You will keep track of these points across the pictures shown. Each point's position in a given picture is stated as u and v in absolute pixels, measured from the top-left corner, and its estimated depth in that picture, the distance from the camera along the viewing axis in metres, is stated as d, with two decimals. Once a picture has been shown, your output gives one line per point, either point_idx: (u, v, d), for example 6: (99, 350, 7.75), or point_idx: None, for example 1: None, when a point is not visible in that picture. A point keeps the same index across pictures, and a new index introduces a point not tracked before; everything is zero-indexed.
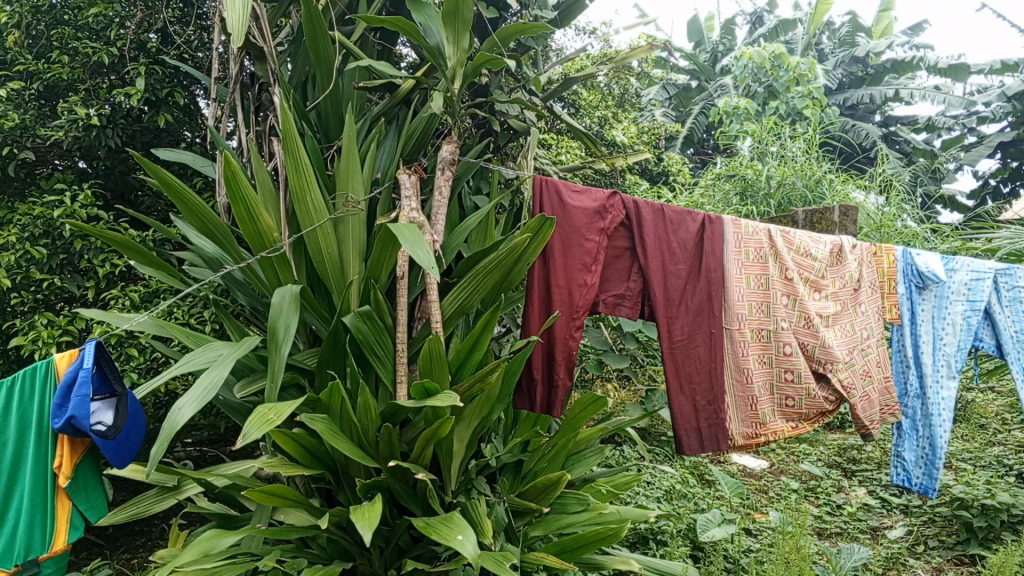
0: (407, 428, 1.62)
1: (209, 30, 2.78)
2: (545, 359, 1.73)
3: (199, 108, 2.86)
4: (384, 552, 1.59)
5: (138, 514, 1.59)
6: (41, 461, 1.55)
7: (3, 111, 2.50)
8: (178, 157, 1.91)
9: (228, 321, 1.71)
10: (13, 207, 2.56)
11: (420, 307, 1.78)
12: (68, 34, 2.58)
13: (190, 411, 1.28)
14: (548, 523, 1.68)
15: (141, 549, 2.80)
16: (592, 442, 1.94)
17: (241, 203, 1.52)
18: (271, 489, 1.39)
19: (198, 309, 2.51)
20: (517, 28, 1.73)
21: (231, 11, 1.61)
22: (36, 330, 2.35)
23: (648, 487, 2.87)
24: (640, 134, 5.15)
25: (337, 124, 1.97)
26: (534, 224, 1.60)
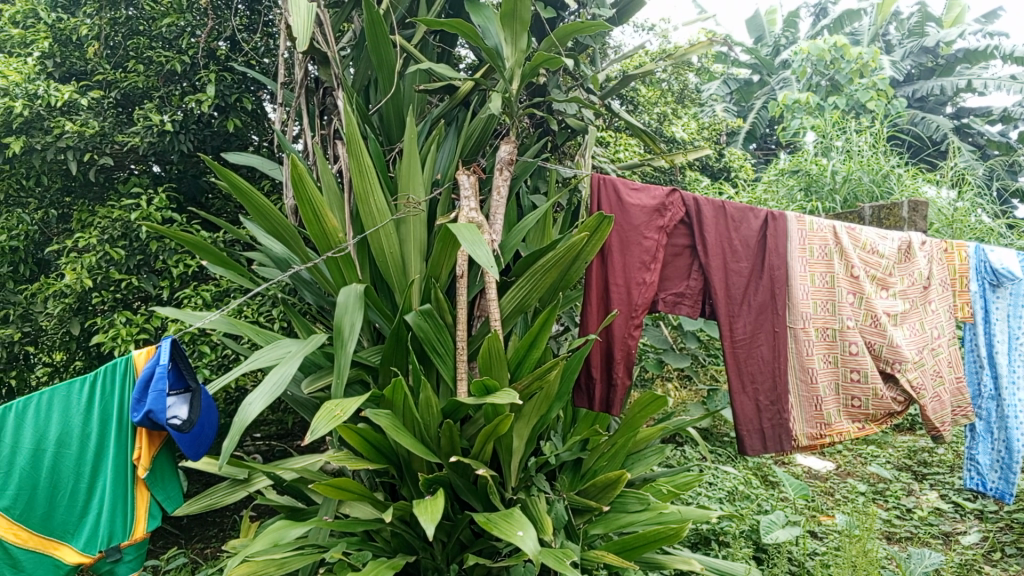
0: (467, 424, 1.64)
1: (275, 37, 2.87)
2: (604, 357, 1.73)
3: (265, 113, 2.95)
4: (447, 546, 1.62)
5: (211, 505, 1.67)
6: (121, 452, 1.62)
7: (85, 118, 2.56)
8: (246, 161, 1.96)
9: (296, 319, 1.76)
10: (94, 211, 2.68)
11: (480, 306, 1.80)
12: (143, 44, 2.69)
13: (260, 406, 1.32)
14: (608, 521, 1.68)
15: (213, 539, 2.90)
16: (652, 442, 1.92)
17: (307, 205, 1.56)
18: (338, 482, 1.42)
19: (267, 307, 2.58)
20: (574, 28, 1.73)
21: (296, 18, 1.66)
22: (116, 328, 2.45)
23: (710, 487, 2.83)
24: (701, 130, 5.08)
25: (398, 126, 2.01)
26: (592, 222, 1.60)
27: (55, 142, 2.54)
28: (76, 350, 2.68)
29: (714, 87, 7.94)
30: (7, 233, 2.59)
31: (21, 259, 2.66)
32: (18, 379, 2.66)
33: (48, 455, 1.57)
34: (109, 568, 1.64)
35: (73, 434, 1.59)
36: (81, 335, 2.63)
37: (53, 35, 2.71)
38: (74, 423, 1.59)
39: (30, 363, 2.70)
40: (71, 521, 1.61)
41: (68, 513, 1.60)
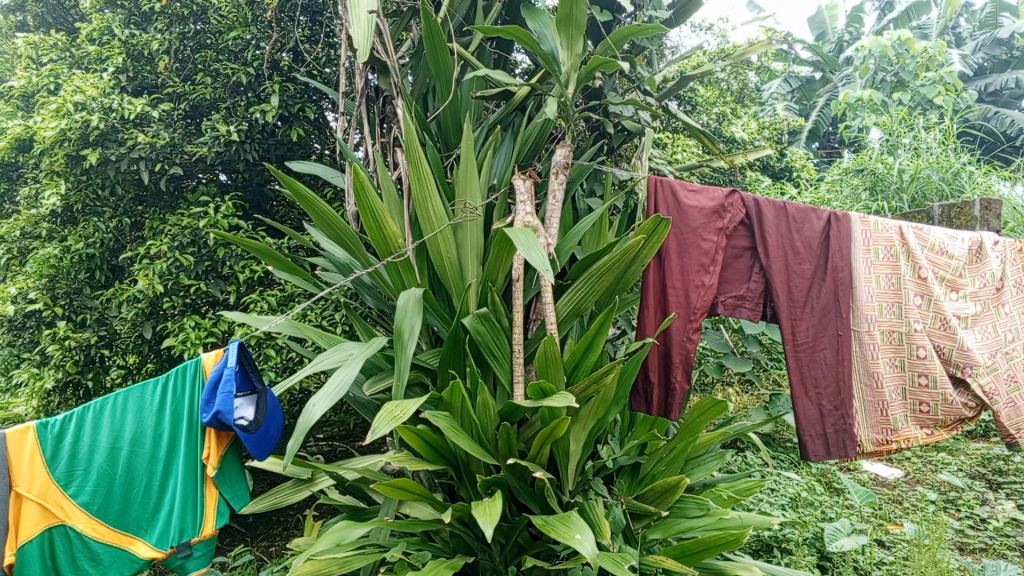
0: (524, 427, 1.64)
1: (336, 47, 2.94)
2: (662, 361, 1.72)
3: (327, 121, 3.02)
4: (505, 548, 1.63)
5: (276, 503, 1.71)
6: (191, 451, 1.68)
7: (156, 130, 2.66)
8: (310, 169, 2.02)
9: (358, 323, 1.80)
10: (165, 219, 2.78)
11: (536, 309, 1.80)
12: (210, 57, 2.79)
13: (324, 407, 1.35)
14: (668, 526, 1.66)
15: (278, 538, 2.97)
16: (712, 447, 1.90)
17: (368, 211, 1.59)
18: (399, 482, 1.45)
19: (330, 311, 2.64)
20: (630, 30, 1.72)
21: (356, 28, 1.70)
22: (185, 332, 2.54)
23: (772, 494, 2.78)
24: (761, 129, 5.00)
25: (455, 133, 2.04)
26: (649, 225, 1.59)
27: (128, 153, 2.64)
28: (148, 353, 2.79)
29: (775, 85, 7.79)
30: (84, 241, 2.69)
31: (97, 266, 2.76)
32: (94, 380, 2.74)
33: (123, 453, 1.63)
34: (180, 563, 1.70)
35: (147, 435, 1.64)
36: (152, 338, 2.73)
37: (126, 51, 2.82)
38: (147, 424, 1.65)
39: (105, 366, 2.77)
40: (145, 517, 1.66)
41: (141, 510, 1.66)
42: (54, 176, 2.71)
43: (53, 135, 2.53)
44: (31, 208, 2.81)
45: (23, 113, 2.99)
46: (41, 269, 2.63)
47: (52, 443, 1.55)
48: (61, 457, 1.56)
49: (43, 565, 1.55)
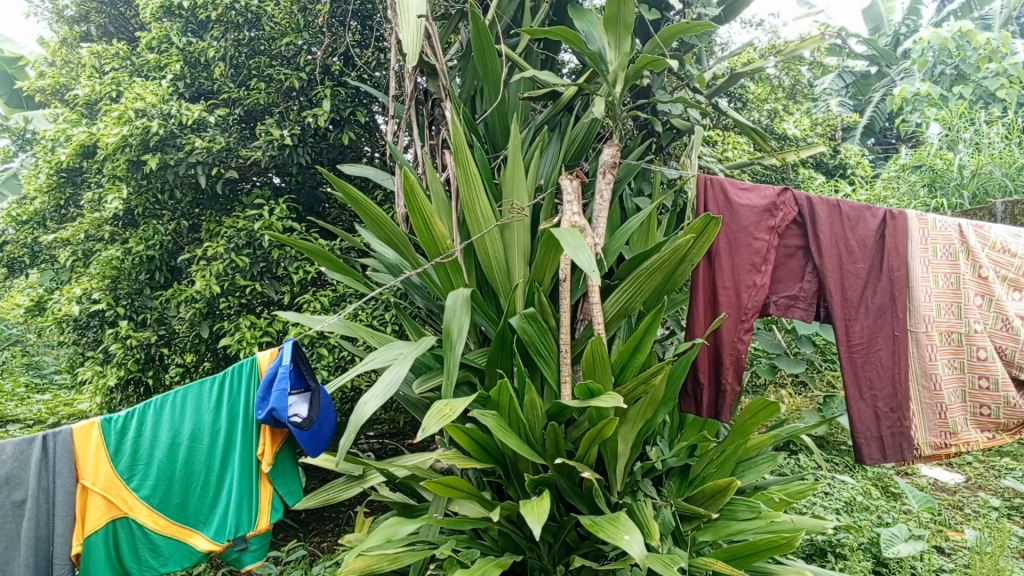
0: (572, 427, 1.64)
1: (386, 51, 2.98)
2: (712, 363, 1.70)
3: (377, 124, 3.05)
4: (553, 547, 1.63)
5: (328, 499, 1.75)
6: (246, 448, 1.72)
7: (213, 135, 2.73)
8: (361, 172, 2.06)
9: (407, 323, 1.83)
10: (221, 221, 2.85)
11: (583, 310, 1.80)
12: (264, 63, 2.85)
13: (375, 405, 1.37)
14: (718, 528, 1.64)
15: (330, 534, 3.02)
16: (764, 449, 1.87)
17: (417, 213, 1.61)
18: (448, 480, 1.46)
19: (380, 311, 2.67)
20: (679, 29, 1.71)
21: (406, 33, 1.72)
22: (241, 331, 2.60)
23: (826, 497, 2.73)
24: (815, 126, 4.90)
25: (503, 134, 2.05)
26: (698, 224, 1.58)
27: (186, 157, 2.71)
28: (205, 352, 2.85)
29: (828, 81, 7.63)
30: (144, 243, 2.77)
31: (157, 267, 2.84)
32: (154, 378, 2.83)
33: (182, 448, 1.68)
34: (236, 556, 1.73)
35: (205, 430, 1.70)
36: (209, 337, 2.80)
37: (184, 58, 2.90)
38: (205, 419, 1.70)
39: (165, 365, 2.86)
40: (203, 510, 1.70)
41: (200, 503, 1.70)
42: (116, 180, 2.80)
43: (116, 142, 2.61)
44: (95, 211, 2.88)
45: (87, 120, 3.09)
46: (105, 270, 2.71)
47: (116, 438, 1.61)
48: (124, 452, 1.61)
49: (108, 555, 1.59)
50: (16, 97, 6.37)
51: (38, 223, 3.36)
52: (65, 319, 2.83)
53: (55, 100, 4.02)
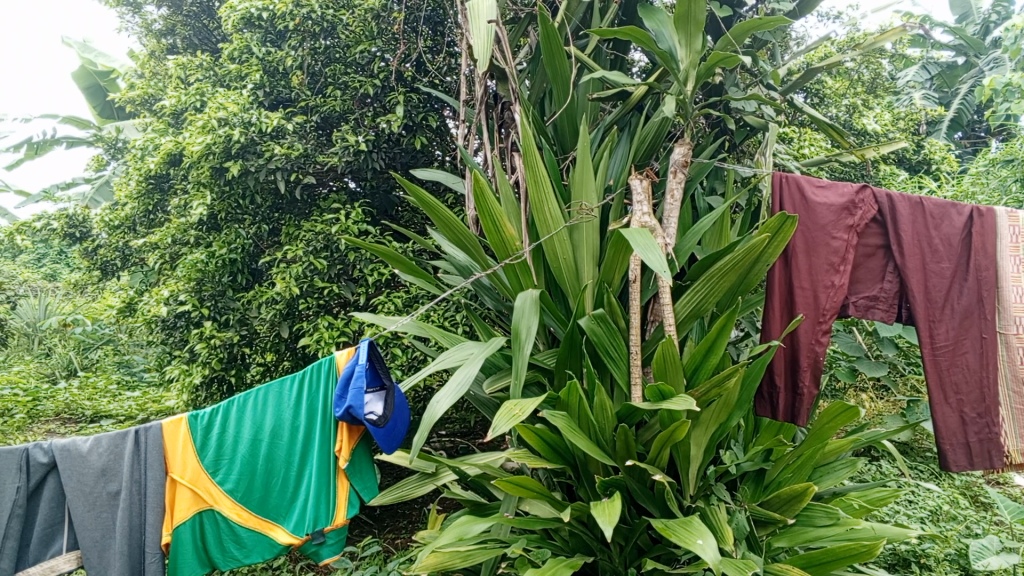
0: (643, 429, 1.63)
1: (457, 56, 3.02)
2: (789, 365, 1.66)
3: (448, 129, 3.09)
4: (624, 550, 1.62)
5: (402, 496, 1.79)
6: (325, 444, 1.78)
7: (291, 142, 2.82)
8: (433, 176, 2.11)
9: (478, 324, 1.86)
10: (300, 225, 2.93)
11: (653, 311, 1.79)
12: (339, 71, 2.92)
13: (446, 404, 1.40)
14: (794, 534, 1.60)
15: (404, 530, 3.07)
16: (843, 454, 1.81)
17: (487, 215, 1.64)
18: (519, 480, 1.47)
19: (451, 313, 2.66)
20: (752, 24, 1.67)
21: (476, 38, 1.74)
22: (319, 332, 2.67)
23: (909, 506, 2.63)
24: (897, 120, 4.73)
25: (572, 135, 2.05)
26: (773, 223, 1.54)
27: (266, 164, 2.80)
28: (284, 352, 2.92)
29: (911, 73, 7.36)
30: (227, 247, 2.88)
31: (239, 270, 2.94)
32: (237, 376, 2.93)
33: (264, 444, 1.74)
34: (315, 550, 1.78)
35: (285, 426, 1.76)
36: (288, 337, 2.88)
37: (263, 67, 3.00)
38: (285, 415, 1.76)
39: (246, 364, 2.96)
40: (283, 505, 1.76)
41: (280, 497, 1.76)
42: (201, 187, 2.92)
43: (200, 150, 2.73)
44: (181, 217, 3.02)
45: (173, 130, 3.24)
46: (190, 273, 2.85)
47: (202, 433, 1.68)
48: (210, 446, 1.68)
49: (195, 547, 1.66)
50: (109, 109, 6.70)
51: (128, 228, 3.53)
52: (154, 319, 2.97)
53: (144, 110, 4.22)
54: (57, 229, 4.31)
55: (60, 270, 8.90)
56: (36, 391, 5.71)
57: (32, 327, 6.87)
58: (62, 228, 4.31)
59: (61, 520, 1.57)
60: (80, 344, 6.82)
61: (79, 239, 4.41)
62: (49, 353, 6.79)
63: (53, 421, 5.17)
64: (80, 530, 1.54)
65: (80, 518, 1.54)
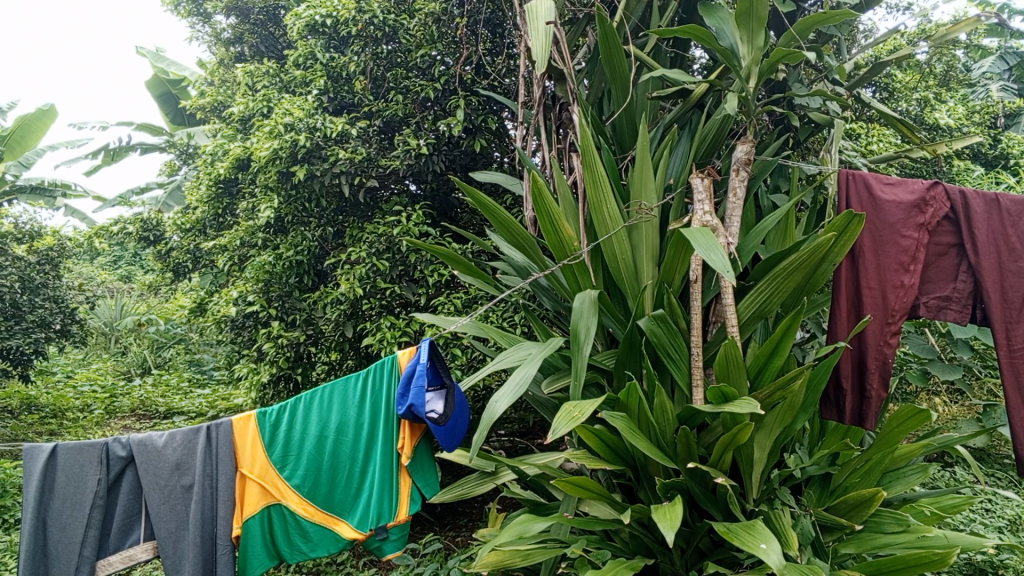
0: (705, 432, 1.61)
1: (516, 58, 3.03)
2: (856, 366, 1.62)
3: (507, 130, 3.11)
4: (685, 553, 1.61)
5: (462, 494, 1.81)
6: (388, 440, 1.81)
7: (355, 146, 2.87)
8: (491, 178, 2.13)
9: (537, 324, 1.88)
10: (363, 228, 2.98)
11: (715, 312, 1.76)
12: (401, 75, 2.97)
13: (505, 404, 1.42)
14: (862, 541, 1.55)
15: (464, 528, 3.10)
16: (914, 459, 1.75)
17: (545, 215, 1.66)
18: (578, 480, 1.48)
19: (509, 314, 2.65)
20: (817, 19, 1.64)
21: (536, 41, 1.76)
22: (382, 332, 2.71)
23: (986, 515, 2.52)
24: (972, 114, 4.55)
25: (631, 135, 2.04)
26: (839, 222, 1.51)
27: (331, 168, 2.86)
28: (348, 350, 2.97)
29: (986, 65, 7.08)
30: (294, 249, 2.96)
31: (305, 271, 3.02)
32: (303, 375, 3.00)
33: (330, 441, 1.78)
34: (378, 545, 1.81)
35: (350, 423, 1.80)
36: (353, 337, 2.94)
37: (328, 73, 3.07)
38: (350, 413, 1.80)
39: (312, 362, 3.03)
40: (348, 500, 1.79)
41: (345, 493, 1.79)
42: (269, 191, 3.00)
43: (268, 155, 2.81)
44: (250, 220, 3.12)
45: (242, 136, 3.35)
46: (259, 274, 2.94)
47: (270, 430, 1.72)
48: (278, 442, 1.73)
49: (264, 539, 1.71)
50: (180, 116, 6.94)
51: (199, 231, 3.66)
52: (224, 319, 3.08)
53: (214, 117, 4.36)
54: (133, 233, 4.49)
55: (135, 272, 9.24)
56: (113, 388, 5.97)
57: (110, 326, 7.16)
58: (137, 232, 4.48)
59: (139, 511, 1.64)
60: (153, 343, 7.07)
61: (153, 242, 4.57)
62: (125, 351, 7.08)
63: (129, 417, 5.39)
64: (156, 521, 1.61)
65: (156, 509, 1.61)
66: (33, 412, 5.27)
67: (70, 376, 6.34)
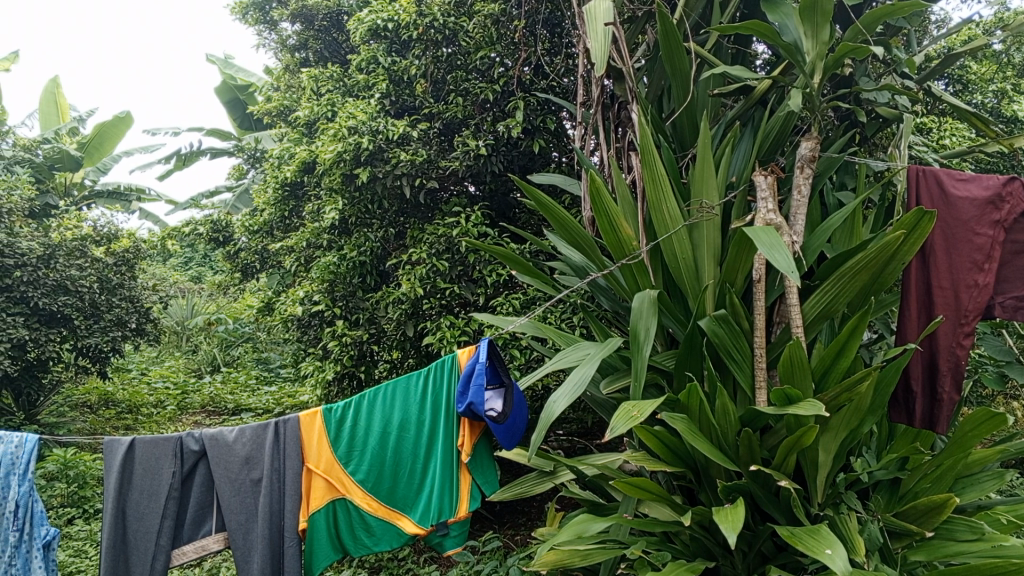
0: (768, 434, 1.58)
1: (575, 57, 3.02)
2: (927, 368, 1.57)
3: (566, 130, 3.09)
4: (747, 556, 1.58)
5: (521, 493, 1.83)
6: (448, 438, 1.83)
7: (416, 149, 2.92)
8: (550, 179, 2.14)
9: (595, 324, 1.88)
10: (423, 228, 3.02)
11: (779, 312, 1.73)
12: (460, 77, 3.01)
13: (564, 404, 1.43)
14: (932, 548, 1.50)
15: (523, 527, 3.11)
16: (990, 465, 1.69)
17: (603, 215, 1.66)
18: (637, 481, 1.47)
19: (568, 314, 2.65)
20: (885, 11, 1.59)
21: (595, 41, 1.76)
22: (442, 331, 2.74)
23: None
24: None
25: (692, 133, 2.02)
26: (909, 219, 1.46)
27: (393, 169, 2.91)
28: (410, 350, 3.03)
29: None
30: (357, 250, 3.01)
31: (368, 271, 3.07)
32: (366, 373, 3.07)
33: (392, 437, 1.81)
34: (439, 541, 1.84)
35: (412, 421, 1.82)
36: (414, 337, 2.99)
37: (390, 77, 3.12)
38: (412, 410, 1.83)
39: (374, 360, 3.09)
40: (410, 495, 1.82)
41: (407, 489, 1.81)
42: (333, 193, 3.07)
43: (332, 158, 2.88)
44: (315, 222, 3.19)
45: (307, 139, 3.44)
46: (324, 274, 3.02)
47: (335, 425, 1.77)
48: (343, 438, 1.77)
49: (329, 534, 1.75)
50: (247, 121, 7.13)
51: (266, 233, 3.77)
52: (291, 318, 3.17)
53: (280, 121, 4.48)
54: (204, 234, 4.65)
55: (205, 273, 9.53)
56: (184, 385, 6.19)
57: (181, 326, 7.40)
58: (207, 233, 4.64)
59: (211, 504, 1.70)
60: (223, 342, 7.30)
61: (222, 243, 4.72)
62: (195, 349, 7.33)
63: (199, 413, 5.58)
64: (227, 513, 1.66)
65: (226, 501, 1.67)
66: (110, 408, 5.53)
67: (145, 373, 6.60)
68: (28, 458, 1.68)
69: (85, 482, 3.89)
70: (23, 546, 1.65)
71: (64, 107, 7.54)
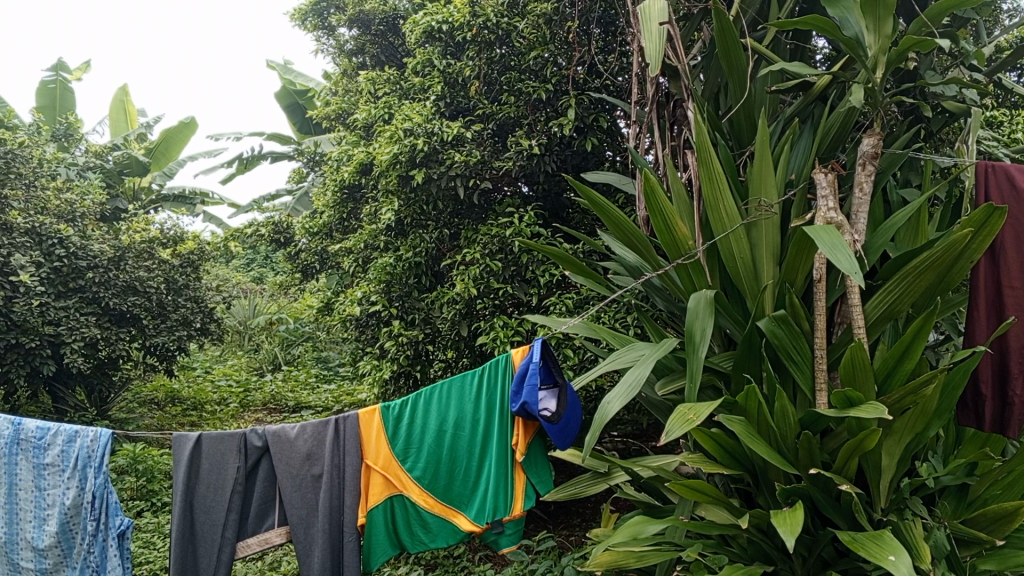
0: (829, 438, 1.55)
1: (629, 55, 3.00)
2: (997, 370, 1.52)
3: (620, 130, 3.07)
4: (807, 561, 1.55)
5: (576, 494, 1.83)
6: (502, 437, 1.85)
7: (469, 150, 2.94)
8: (604, 179, 2.13)
9: (650, 325, 1.87)
10: (477, 228, 3.04)
11: (840, 313, 1.69)
12: (514, 78, 3.02)
13: (618, 405, 1.43)
14: (1004, 557, 1.46)
15: (578, 528, 3.11)
16: None
17: (658, 214, 1.65)
18: (694, 483, 1.46)
19: (622, 314, 2.64)
20: (950, 3, 1.54)
21: (649, 41, 1.75)
22: (496, 331, 2.76)
23: None
24: None
25: (749, 130, 1.98)
26: (977, 216, 1.41)
27: (447, 171, 2.94)
28: (464, 349, 3.07)
29: None
30: (413, 251, 3.05)
31: (423, 272, 3.10)
32: (421, 371, 3.12)
33: (448, 436, 1.83)
34: (494, 539, 1.85)
35: (467, 420, 1.84)
36: (468, 336, 3.01)
37: (444, 79, 3.15)
38: (467, 410, 1.85)
39: (430, 360, 3.13)
40: (465, 493, 1.83)
41: (462, 487, 1.83)
42: (390, 195, 3.12)
43: (388, 159, 2.92)
44: (373, 223, 3.25)
45: (364, 142, 3.50)
46: (381, 275, 3.07)
47: (393, 423, 1.79)
48: (400, 436, 1.79)
49: (387, 530, 1.78)
50: (306, 125, 7.29)
51: (325, 234, 3.85)
52: (350, 318, 3.24)
53: (338, 125, 4.56)
54: (265, 235, 4.77)
55: (266, 273, 9.78)
56: (247, 383, 6.36)
57: (243, 325, 7.61)
58: (268, 235, 4.76)
59: (274, 498, 1.75)
60: (284, 341, 7.48)
61: (282, 244, 4.83)
62: (257, 348, 7.53)
63: (261, 410, 5.72)
64: (288, 508, 1.70)
65: (289, 496, 1.71)
66: (177, 404, 5.72)
67: (208, 371, 6.81)
68: (103, 451, 1.74)
69: (153, 476, 4.02)
70: (99, 534, 1.71)
71: (133, 114, 7.82)
